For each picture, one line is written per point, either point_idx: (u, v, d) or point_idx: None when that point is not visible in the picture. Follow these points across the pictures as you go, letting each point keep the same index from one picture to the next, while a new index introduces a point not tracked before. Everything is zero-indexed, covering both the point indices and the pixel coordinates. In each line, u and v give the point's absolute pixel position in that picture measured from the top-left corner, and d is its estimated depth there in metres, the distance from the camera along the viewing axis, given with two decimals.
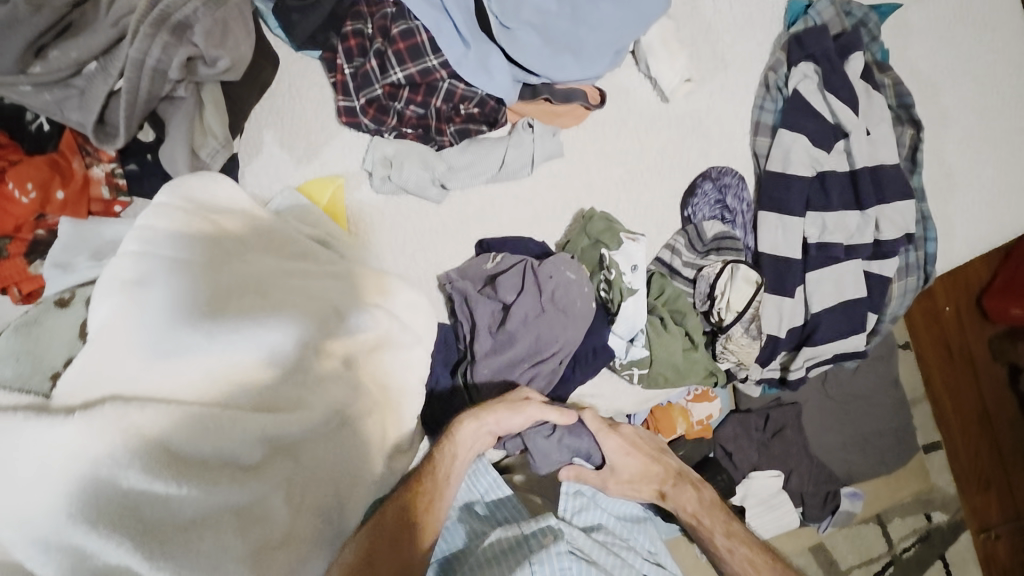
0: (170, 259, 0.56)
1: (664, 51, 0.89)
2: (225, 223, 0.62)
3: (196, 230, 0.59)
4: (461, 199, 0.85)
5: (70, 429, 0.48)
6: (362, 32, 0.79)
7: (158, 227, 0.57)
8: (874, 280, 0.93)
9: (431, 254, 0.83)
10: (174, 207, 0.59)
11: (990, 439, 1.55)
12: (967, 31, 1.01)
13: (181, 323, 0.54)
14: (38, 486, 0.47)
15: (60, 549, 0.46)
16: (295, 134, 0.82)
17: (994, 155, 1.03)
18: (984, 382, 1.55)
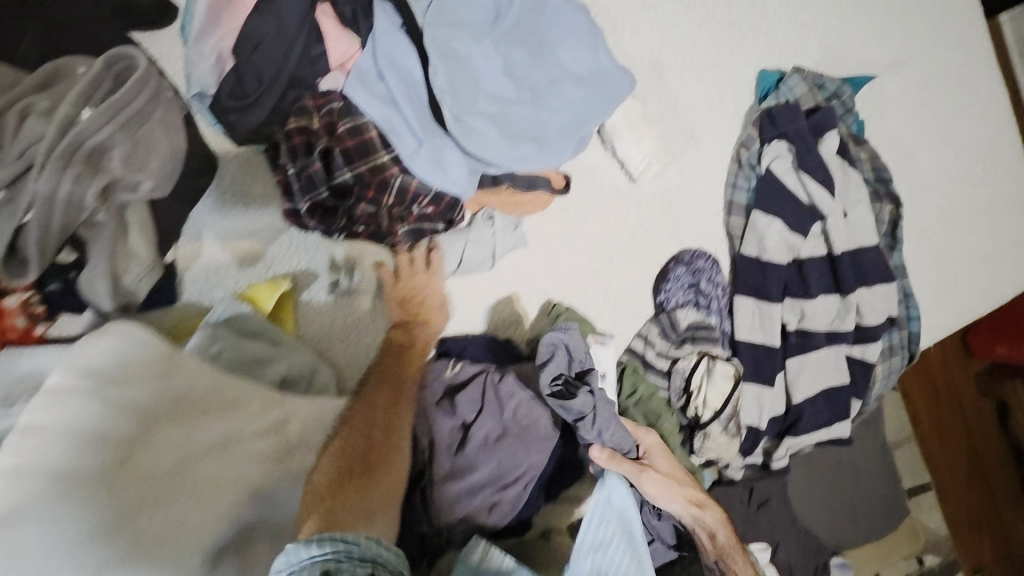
0: (56, 469, 0.54)
1: (632, 133, 0.85)
2: (122, 396, 0.59)
3: (88, 420, 0.57)
4: None
5: None
6: (307, 129, 0.74)
7: (43, 427, 0.55)
8: (856, 364, 0.90)
9: None
10: (67, 392, 0.57)
11: (980, 478, 1.51)
12: (944, 97, 0.98)
13: (69, 544, 0.52)
14: None
15: None
16: (237, 234, 0.76)
17: (974, 222, 1.00)
18: (972, 420, 1.52)
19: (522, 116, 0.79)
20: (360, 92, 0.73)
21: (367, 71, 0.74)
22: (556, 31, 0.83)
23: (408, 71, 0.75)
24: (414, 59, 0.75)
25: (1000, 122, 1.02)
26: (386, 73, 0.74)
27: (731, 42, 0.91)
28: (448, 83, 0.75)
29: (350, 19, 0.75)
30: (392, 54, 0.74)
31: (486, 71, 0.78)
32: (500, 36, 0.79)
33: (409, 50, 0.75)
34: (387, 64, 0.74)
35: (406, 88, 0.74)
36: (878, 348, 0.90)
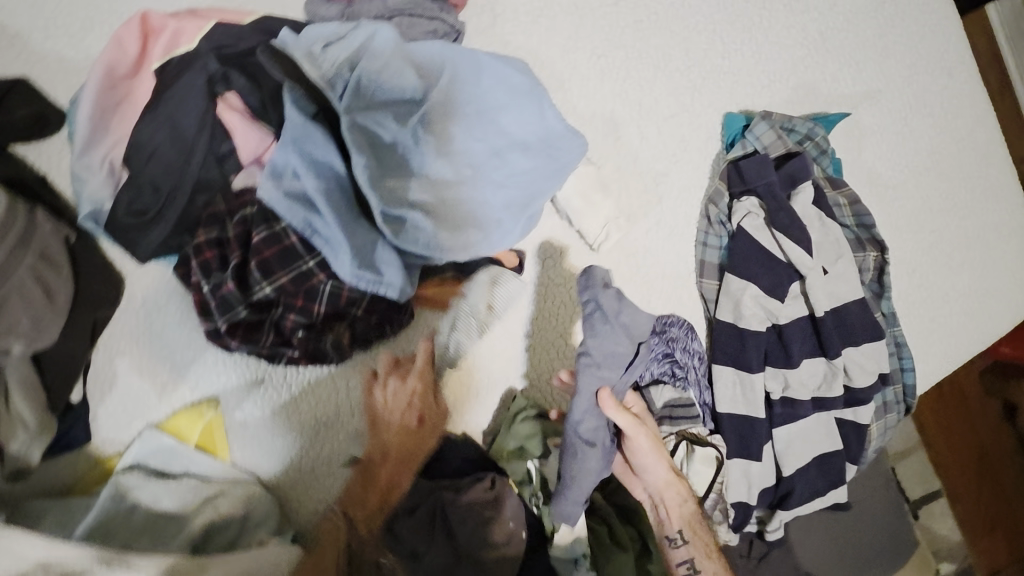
0: None
1: (586, 202, 0.77)
2: None
3: None
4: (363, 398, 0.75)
5: None
6: (219, 240, 0.66)
7: None
8: (849, 427, 0.83)
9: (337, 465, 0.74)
10: None
11: (992, 478, 1.43)
12: (925, 124, 0.91)
13: None
14: None
15: None
16: (155, 359, 0.71)
17: (968, 254, 0.92)
18: (978, 419, 1.43)
19: (462, 197, 0.72)
20: (274, 195, 0.65)
21: (280, 168, 0.65)
22: (495, 95, 0.73)
23: (327, 165, 0.66)
24: (332, 151, 0.66)
25: (988, 143, 0.94)
26: (302, 169, 0.65)
27: (689, 86, 0.83)
28: (373, 175, 0.67)
29: (259, 108, 0.66)
30: (306, 145, 0.65)
31: (416, 153, 0.70)
32: (431, 109, 0.70)
33: (326, 142, 0.66)
34: (300, 157, 0.65)
35: (326, 183, 0.66)
36: (871, 409, 0.82)
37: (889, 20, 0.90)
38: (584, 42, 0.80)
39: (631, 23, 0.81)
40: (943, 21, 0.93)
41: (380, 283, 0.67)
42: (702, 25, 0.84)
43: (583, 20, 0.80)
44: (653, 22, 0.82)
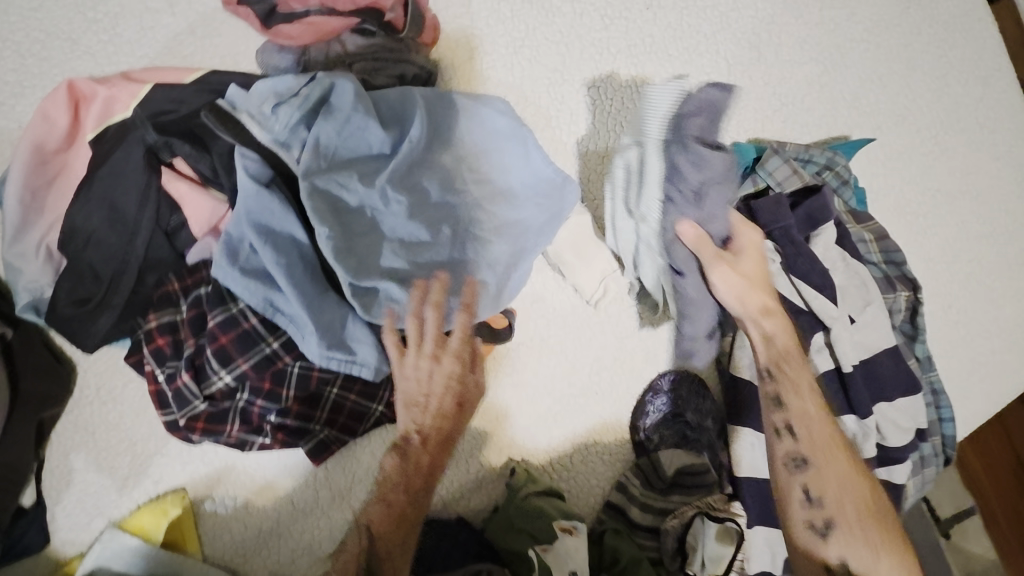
0: None
1: (581, 253, 0.69)
2: None
3: None
4: (340, 481, 0.67)
5: None
6: (174, 323, 0.60)
7: None
8: (887, 489, 0.73)
9: (308, 555, 0.65)
10: None
11: None
12: (958, 143, 0.81)
13: None
14: None
15: None
16: (110, 451, 0.63)
17: (1009, 284, 0.83)
18: None
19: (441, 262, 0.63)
20: (230, 273, 0.57)
21: (234, 243, 0.58)
22: (473, 142, 0.65)
23: (286, 235, 0.58)
24: (290, 220, 0.58)
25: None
26: (257, 243, 0.57)
27: None
28: (338, 245, 0.59)
29: (209, 174, 0.59)
30: (260, 217, 0.57)
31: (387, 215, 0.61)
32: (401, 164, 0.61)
33: (283, 209, 0.58)
34: (255, 230, 0.57)
35: (285, 257, 0.57)
36: (907, 468, 0.73)
37: (916, 28, 0.81)
38: (572, 73, 0.72)
39: (624, 50, 0.73)
40: (976, 25, 0.83)
41: (353, 363, 0.60)
42: (703, 46, 0.75)
43: (569, 49, 0.72)
44: (649, 46, 0.74)
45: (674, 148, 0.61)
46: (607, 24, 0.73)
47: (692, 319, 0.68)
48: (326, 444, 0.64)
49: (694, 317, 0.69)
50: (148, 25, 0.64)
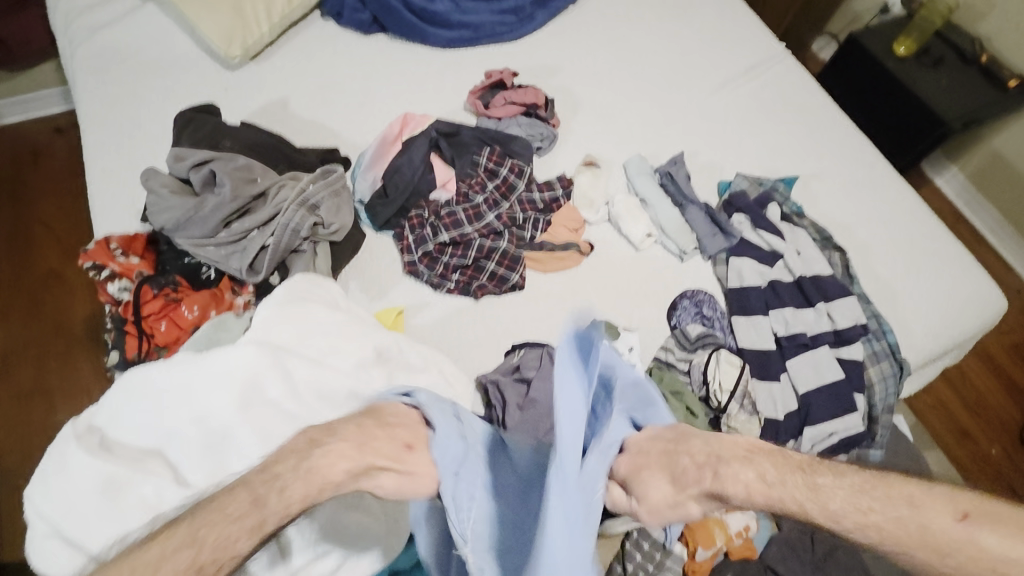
0: (284, 289, 0.81)
1: (631, 213, 1.23)
2: (335, 291, 0.87)
3: (319, 289, 0.84)
4: (490, 321, 1.10)
5: (230, 361, 0.71)
6: (421, 214, 1.18)
7: (296, 285, 0.83)
8: (848, 364, 1.08)
9: (469, 359, 1.06)
10: (303, 278, 0.84)
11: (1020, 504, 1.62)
12: (863, 190, 1.35)
13: (307, 330, 0.78)
14: (220, 385, 0.70)
15: (223, 438, 0.69)
16: (370, 281, 1.12)
17: (929, 267, 1.25)
18: (1001, 467, 1.68)
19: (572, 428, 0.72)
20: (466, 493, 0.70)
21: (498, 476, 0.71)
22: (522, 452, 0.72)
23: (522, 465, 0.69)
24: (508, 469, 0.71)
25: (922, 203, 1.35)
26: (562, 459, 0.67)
27: (696, 165, 1.36)
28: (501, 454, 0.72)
29: (450, 157, 1.25)
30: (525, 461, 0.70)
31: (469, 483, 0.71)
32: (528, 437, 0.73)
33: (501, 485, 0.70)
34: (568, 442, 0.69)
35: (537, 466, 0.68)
36: (861, 348, 1.09)
37: (824, 135, 1.43)
38: (629, 144, 1.38)
39: (656, 136, 1.40)
40: (862, 138, 1.44)
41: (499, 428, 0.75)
42: (698, 137, 1.40)
43: (625, 134, 1.39)
44: (668, 136, 1.40)
45: (676, 165, 1.31)
46: (645, 126, 1.41)
47: (698, 229, 1.22)
48: (480, 286, 1.12)
49: (703, 228, 1.22)
50: (429, 108, 1.37)
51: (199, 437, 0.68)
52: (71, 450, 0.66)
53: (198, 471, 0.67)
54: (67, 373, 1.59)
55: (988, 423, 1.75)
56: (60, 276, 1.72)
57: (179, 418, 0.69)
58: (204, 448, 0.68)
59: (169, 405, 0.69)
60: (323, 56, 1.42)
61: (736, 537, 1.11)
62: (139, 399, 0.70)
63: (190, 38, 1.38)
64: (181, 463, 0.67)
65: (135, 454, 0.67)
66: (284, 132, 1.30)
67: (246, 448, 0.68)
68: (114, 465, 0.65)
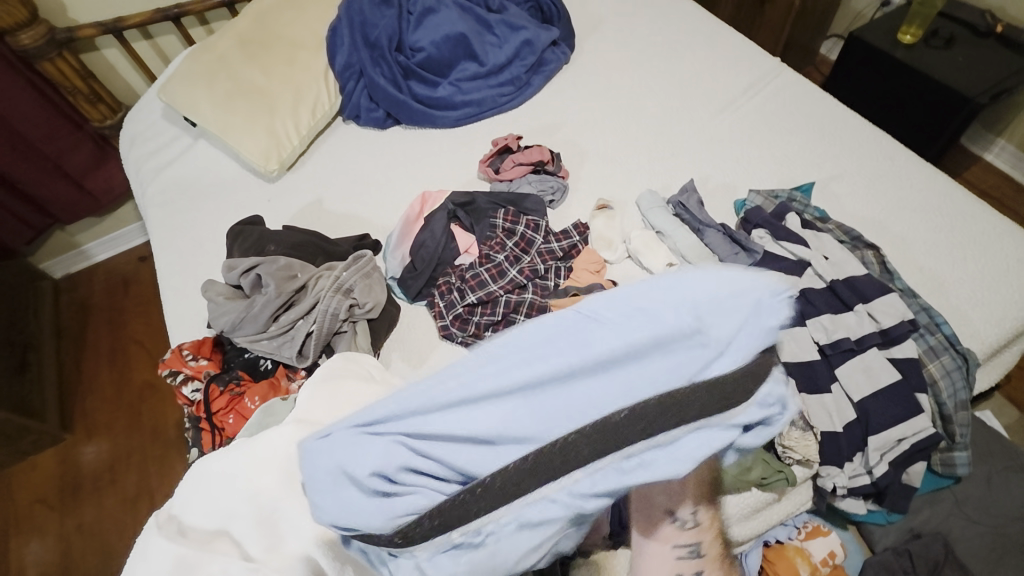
0: (319, 373, 0.89)
1: (649, 246, 1.26)
2: (370, 364, 0.95)
3: (355, 364, 0.92)
4: None
5: (277, 438, 0.79)
6: (449, 281, 1.25)
7: (334, 364, 0.91)
8: (902, 363, 1.03)
9: None
10: (339, 357, 0.93)
11: None
12: (889, 183, 1.31)
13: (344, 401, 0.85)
14: (270, 461, 0.77)
15: (273, 509, 0.74)
16: (410, 351, 1.19)
17: (977, 249, 1.18)
18: None
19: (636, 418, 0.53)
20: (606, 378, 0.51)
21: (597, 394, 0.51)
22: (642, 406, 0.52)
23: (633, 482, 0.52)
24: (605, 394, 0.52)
25: (956, 184, 1.30)
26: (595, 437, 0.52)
27: (709, 190, 1.38)
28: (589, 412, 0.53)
29: (469, 224, 1.33)
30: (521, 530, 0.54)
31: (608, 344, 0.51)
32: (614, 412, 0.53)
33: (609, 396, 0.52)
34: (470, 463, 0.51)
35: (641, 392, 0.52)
36: (913, 345, 1.04)
37: (836, 136, 1.42)
38: (639, 181, 1.42)
39: (664, 169, 1.44)
40: (877, 131, 1.42)
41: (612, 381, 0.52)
42: (706, 163, 1.43)
43: (633, 172, 1.44)
44: (677, 166, 1.44)
45: (686, 192, 1.34)
46: (652, 161, 1.46)
47: (718, 250, 1.24)
48: None
49: (723, 250, 1.23)
50: (447, 183, 1.48)
51: (252, 513, 0.74)
52: (155, 540, 0.74)
53: (255, 545, 0.72)
54: (165, 475, 1.75)
55: None
56: (152, 387, 1.91)
57: (238, 498, 0.76)
58: (257, 523, 0.73)
59: (230, 486, 0.77)
60: (349, 155, 1.58)
61: (821, 565, 1.05)
62: (206, 486, 0.78)
63: (236, 162, 1.58)
64: (240, 540, 0.73)
65: (203, 536, 0.74)
66: (321, 228, 1.43)
67: (296, 517, 0.74)
68: (186, 548, 0.73)
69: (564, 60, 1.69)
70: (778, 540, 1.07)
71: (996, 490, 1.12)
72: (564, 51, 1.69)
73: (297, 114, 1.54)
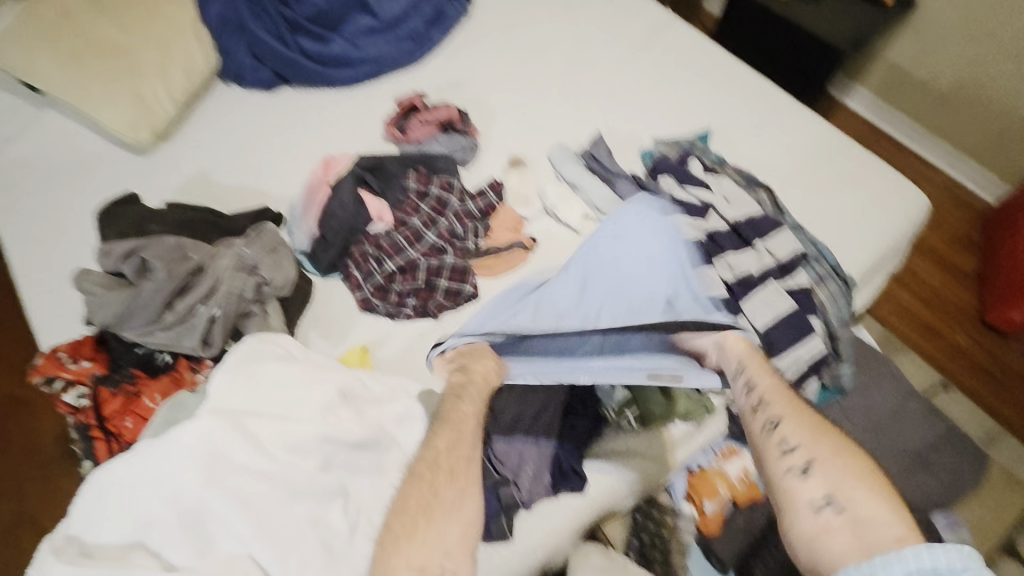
0: (230, 358, 0.81)
1: (564, 200, 1.27)
2: (288, 342, 0.87)
3: (273, 344, 0.84)
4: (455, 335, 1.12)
5: (189, 436, 0.72)
6: (364, 250, 1.19)
7: (248, 346, 0.83)
8: (797, 292, 1.13)
9: None
10: (252, 337, 0.85)
11: (990, 380, 1.72)
12: (775, 127, 1.41)
13: (264, 387, 0.79)
14: (185, 462, 0.71)
15: (195, 513, 0.70)
16: (329, 328, 1.13)
17: (850, 183, 1.31)
18: (972, 352, 1.76)
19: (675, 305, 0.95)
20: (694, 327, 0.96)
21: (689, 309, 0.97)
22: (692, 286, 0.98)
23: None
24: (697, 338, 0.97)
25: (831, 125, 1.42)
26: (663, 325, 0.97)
27: (616, 141, 1.41)
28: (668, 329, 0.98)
29: (379, 188, 1.26)
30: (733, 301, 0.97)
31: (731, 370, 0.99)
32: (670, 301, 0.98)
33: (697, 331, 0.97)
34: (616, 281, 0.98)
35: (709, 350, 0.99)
36: (804, 275, 1.15)
37: (727, 84, 1.49)
38: (547, 136, 1.42)
39: (571, 123, 1.44)
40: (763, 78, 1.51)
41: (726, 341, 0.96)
42: (611, 114, 1.45)
43: (542, 127, 1.43)
44: (583, 119, 1.44)
45: (595, 145, 1.35)
46: (559, 115, 1.45)
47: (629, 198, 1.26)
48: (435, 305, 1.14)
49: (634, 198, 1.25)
50: (349, 146, 1.38)
51: (174, 518, 0.69)
52: (51, 566, 0.66)
53: (180, 553, 0.68)
54: (49, 498, 1.55)
55: (952, 315, 1.83)
56: (19, 401, 1.67)
57: (152, 506, 0.69)
58: (182, 529, 0.69)
59: (136, 496, 0.70)
60: (234, 121, 1.42)
61: (739, 482, 1.14)
62: (111, 499, 0.70)
63: (96, 133, 1.37)
64: (161, 548, 0.68)
65: (115, 552, 0.68)
66: (210, 203, 1.29)
67: (225, 516, 0.70)
68: (96, 567, 0.66)
69: (462, 13, 1.62)
70: (699, 466, 1.15)
71: (873, 394, 1.29)
72: (461, 3, 1.62)
73: (167, 75, 1.36)
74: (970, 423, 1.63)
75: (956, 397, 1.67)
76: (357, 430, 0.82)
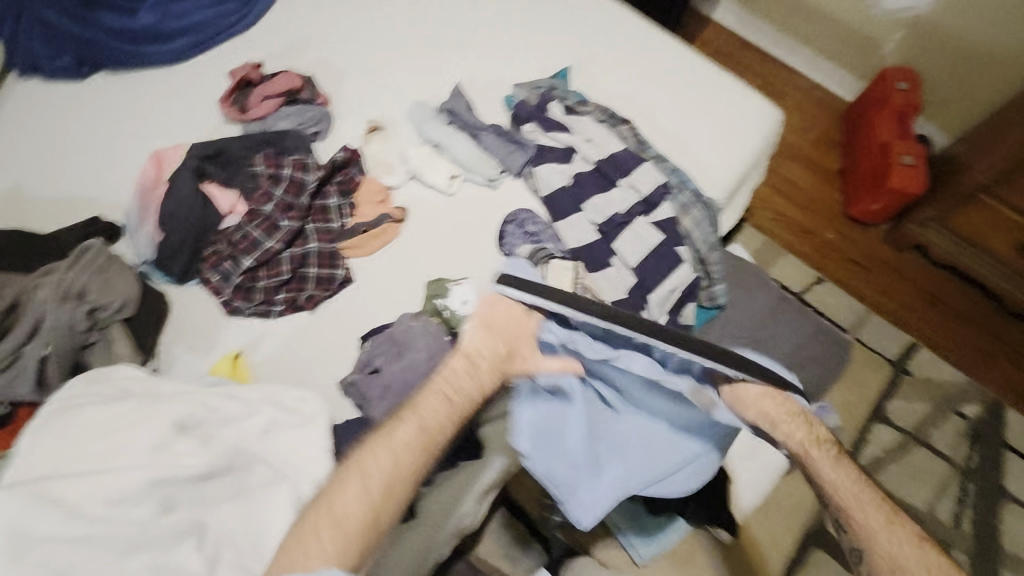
0: (34, 423, 0.82)
1: (428, 163, 1.22)
2: (130, 374, 0.91)
3: (93, 390, 0.87)
4: (333, 323, 1.08)
5: None
6: (218, 250, 1.10)
7: (60, 402, 0.85)
8: (664, 223, 1.17)
9: (329, 368, 1.04)
10: (69, 386, 0.87)
11: (858, 268, 1.89)
12: (634, 56, 1.39)
13: (76, 441, 0.81)
14: None
15: None
16: (194, 340, 1.05)
17: (708, 105, 1.34)
18: (842, 245, 1.92)
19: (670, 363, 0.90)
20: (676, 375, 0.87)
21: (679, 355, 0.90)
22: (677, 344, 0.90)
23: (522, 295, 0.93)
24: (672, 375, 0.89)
25: (686, 46, 1.42)
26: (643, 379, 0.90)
27: (476, 91, 1.35)
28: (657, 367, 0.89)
29: (226, 178, 1.16)
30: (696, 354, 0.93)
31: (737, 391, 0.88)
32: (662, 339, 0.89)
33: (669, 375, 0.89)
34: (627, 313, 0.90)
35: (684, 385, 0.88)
36: (668, 206, 1.18)
37: (583, 14, 1.44)
38: (404, 93, 1.33)
39: (427, 76, 1.36)
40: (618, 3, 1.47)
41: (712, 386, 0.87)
42: (468, 62, 1.38)
43: (397, 84, 1.34)
44: (439, 70, 1.36)
45: (454, 99, 1.29)
46: (413, 68, 1.36)
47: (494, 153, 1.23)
48: (308, 296, 1.08)
49: (500, 152, 1.23)
50: (185, 134, 1.25)
51: None
52: None
53: None
54: None
55: (823, 212, 1.96)
56: None
57: None
58: None
59: None
60: (39, 123, 1.24)
61: None
62: None
63: None
64: None
65: None
66: (29, 223, 1.14)
67: None
68: None
69: None
70: None
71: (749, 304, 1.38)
72: None
73: None
74: (841, 310, 1.80)
75: (831, 289, 1.83)
76: (206, 459, 0.84)
